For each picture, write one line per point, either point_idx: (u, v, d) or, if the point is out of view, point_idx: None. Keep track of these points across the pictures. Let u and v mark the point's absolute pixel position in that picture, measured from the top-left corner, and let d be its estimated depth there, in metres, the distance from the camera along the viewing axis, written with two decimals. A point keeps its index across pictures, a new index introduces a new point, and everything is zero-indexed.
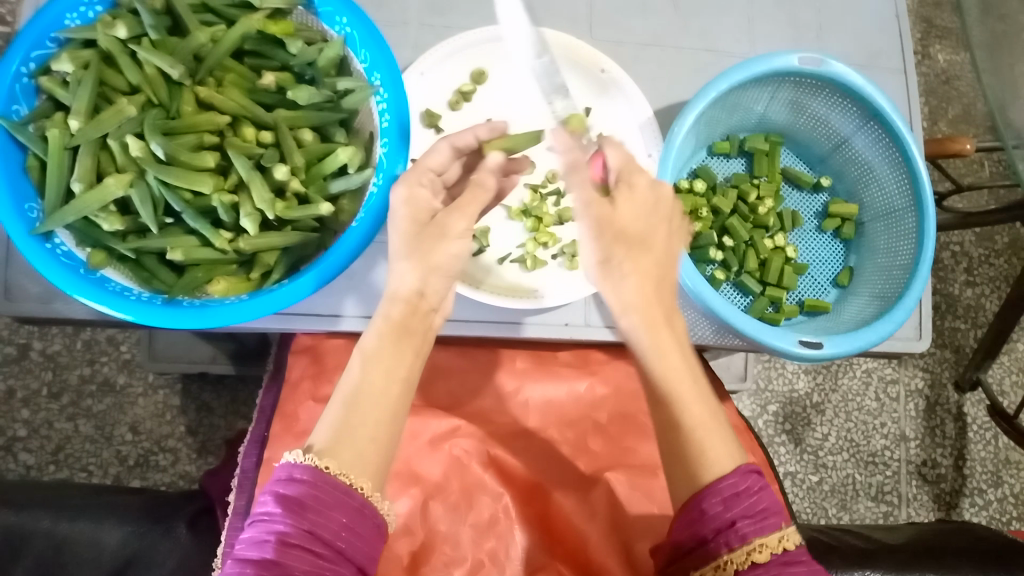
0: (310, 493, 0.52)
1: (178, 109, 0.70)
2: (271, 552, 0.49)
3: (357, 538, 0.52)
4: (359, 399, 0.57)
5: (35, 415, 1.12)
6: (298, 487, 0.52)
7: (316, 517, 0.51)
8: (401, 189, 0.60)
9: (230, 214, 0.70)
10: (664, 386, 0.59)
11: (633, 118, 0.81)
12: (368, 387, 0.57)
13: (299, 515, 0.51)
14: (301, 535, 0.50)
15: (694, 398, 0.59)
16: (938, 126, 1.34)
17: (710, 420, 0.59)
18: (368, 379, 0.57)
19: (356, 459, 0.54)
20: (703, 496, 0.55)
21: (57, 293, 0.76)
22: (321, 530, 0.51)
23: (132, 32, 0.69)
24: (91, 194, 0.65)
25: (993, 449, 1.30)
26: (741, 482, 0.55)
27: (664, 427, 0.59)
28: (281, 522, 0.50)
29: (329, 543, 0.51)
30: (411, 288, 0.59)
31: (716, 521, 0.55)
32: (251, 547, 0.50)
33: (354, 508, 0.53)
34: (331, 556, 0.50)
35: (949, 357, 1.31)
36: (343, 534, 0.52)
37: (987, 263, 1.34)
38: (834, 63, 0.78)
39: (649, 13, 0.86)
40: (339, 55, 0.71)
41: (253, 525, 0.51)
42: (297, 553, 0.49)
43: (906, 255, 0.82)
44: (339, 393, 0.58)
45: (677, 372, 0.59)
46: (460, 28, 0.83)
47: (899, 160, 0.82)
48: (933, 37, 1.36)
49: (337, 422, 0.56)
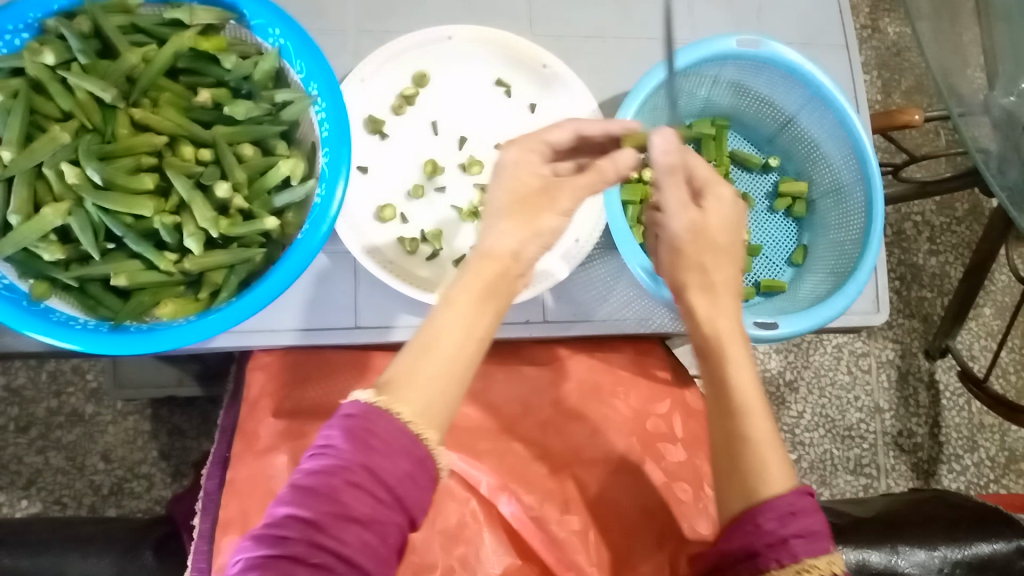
0: (378, 431, 0.49)
1: (113, 133, 0.69)
2: (334, 486, 0.47)
3: (416, 487, 0.49)
4: (432, 346, 0.53)
5: (4, 451, 1.10)
6: (368, 421, 0.49)
7: (380, 459, 0.48)
8: (514, 150, 0.59)
9: (173, 235, 0.69)
10: (738, 399, 0.59)
11: (577, 111, 0.81)
12: (448, 336, 0.53)
13: (365, 452, 0.48)
14: (365, 474, 0.47)
15: (763, 415, 0.59)
16: (892, 98, 1.35)
17: (772, 436, 0.59)
18: (442, 326, 0.53)
19: (426, 408, 0.50)
20: (758, 511, 0.55)
21: (4, 328, 0.75)
22: (384, 473, 0.48)
23: (61, 58, 0.68)
24: (28, 224, 0.64)
25: (967, 415, 1.31)
26: (798, 501, 0.55)
27: (728, 440, 0.59)
28: (346, 455, 0.48)
29: (390, 488, 0.48)
30: (508, 249, 0.56)
31: (769, 536, 0.54)
32: (308, 476, 0.47)
33: (419, 455, 0.49)
34: (389, 502, 0.48)
35: (917, 326, 1.32)
36: (403, 481, 0.49)
37: (950, 231, 1.35)
38: (771, 42, 0.79)
39: (588, 4, 0.85)
40: (275, 68, 0.71)
41: (314, 454, 0.48)
42: (358, 493, 0.47)
43: (857, 229, 0.83)
44: (414, 339, 0.54)
45: (747, 397, 0.60)
46: (398, 32, 0.82)
47: (842, 136, 0.82)
48: (881, 10, 1.37)
49: (413, 366, 0.52)
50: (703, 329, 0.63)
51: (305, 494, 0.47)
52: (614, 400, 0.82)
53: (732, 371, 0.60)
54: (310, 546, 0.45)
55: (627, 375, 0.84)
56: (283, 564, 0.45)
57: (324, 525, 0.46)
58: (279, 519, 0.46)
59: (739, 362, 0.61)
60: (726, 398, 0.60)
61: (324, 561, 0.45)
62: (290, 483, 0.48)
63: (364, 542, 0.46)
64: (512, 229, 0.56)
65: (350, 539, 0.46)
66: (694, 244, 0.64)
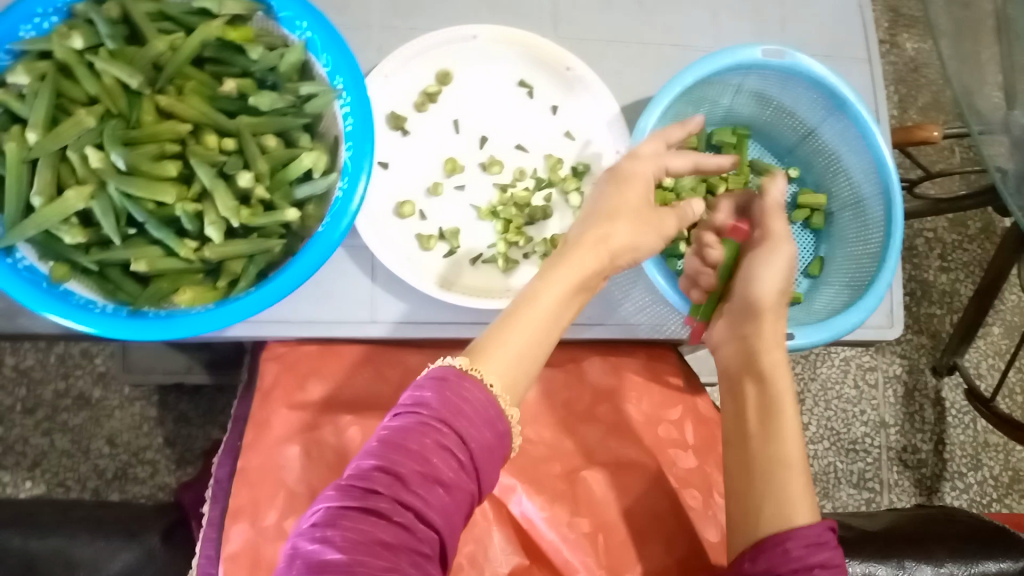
0: (465, 398, 0.54)
1: (138, 119, 0.69)
2: (421, 447, 0.51)
3: (490, 459, 0.54)
4: (528, 327, 0.61)
5: (10, 432, 1.10)
6: (458, 387, 0.54)
7: (464, 425, 0.53)
8: (636, 163, 0.68)
9: (194, 223, 0.69)
10: (776, 423, 0.69)
11: (601, 114, 0.81)
12: (542, 319, 0.61)
13: (451, 417, 0.53)
14: (451, 437, 0.52)
15: (796, 443, 0.68)
16: (908, 114, 1.35)
17: (801, 461, 0.68)
18: (539, 308, 0.61)
19: (509, 379, 0.58)
20: (787, 538, 0.61)
21: (21, 308, 0.75)
22: (466, 439, 0.53)
23: (88, 42, 0.68)
24: (51, 207, 0.64)
25: (972, 433, 1.31)
26: (823, 534, 0.62)
27: (765, 458, 0.67)
28: (434, 420, 0.52)
29: (469, 455, 0.53)
30: (624, 243, 0.65)
31: (797, 562, 0.60)
32: (398, 433, 0.52)
33: (500, 428, 0.55)
34: (467, 467, 0.53)
35: (925, 342, 1.32)
36: (481, 451, 0.54)
37: (961, 249, 1.35)
38: (796, 53, 0.79)
39: (613, 8, 0.86)
40: (301, 60, 0.71)
41: (404, 414, 0.53)
42: (443, 455, 0.51)
43: (875, 243, 0.83)
44: (507, 312, 0.62)
45: (787, 422, 0.69)
46: (423, 30, 0.82)
47: (863, 149, 0.83)
48: (900, 26, 1.37)
49: (511, 343, 0.59)
50: (762, 359, 0.72)
51: (393, 450, 0.51)
52: (626, 405, 0.82)
53: (779, 400, 0.70)
54: (394, 502, 0.49)
55: (640, 379, 0.84)
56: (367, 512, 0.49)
57: (410, 482, 0.50)
58: (365, 472, 0.50)
59: (784, 390, 0.71)
60: (768, 419, 0.69)
61: (406, 514, 0.49)
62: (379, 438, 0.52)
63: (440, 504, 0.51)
64: (635, 230, 0.66)
65: (432, 498, 0.50)
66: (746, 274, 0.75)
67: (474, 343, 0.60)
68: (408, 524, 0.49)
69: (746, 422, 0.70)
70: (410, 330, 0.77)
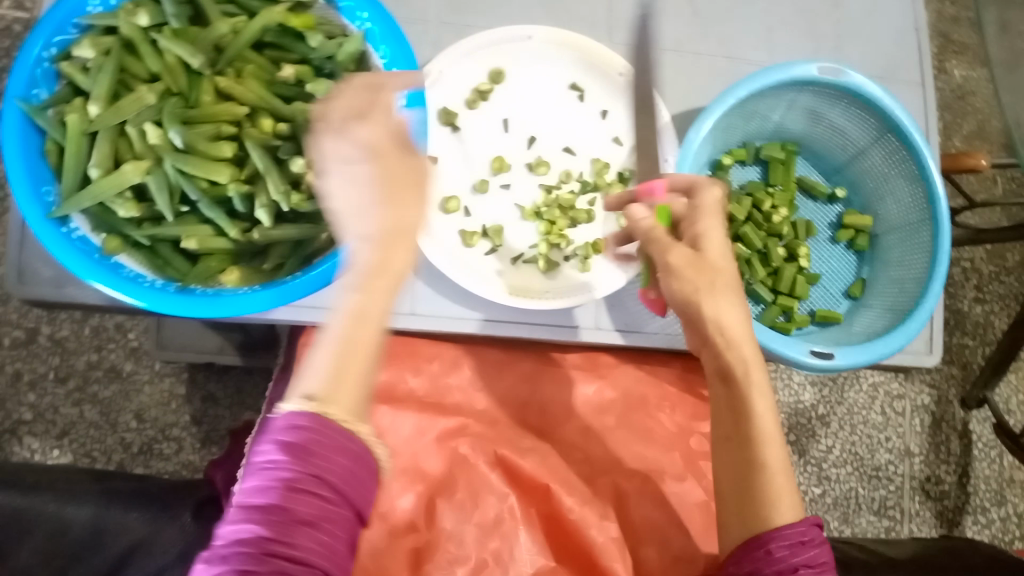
0: (318, 439, 0.47)
1: (197, 99, 0.71)
2: (276, 498, 0.45)
3: (359, 483, 0.48)
4: (360, 343, 0.50)
5: (41, 399, 1.12)
6: (311, 433, 0.47)
7: (320, 462, 0.46)
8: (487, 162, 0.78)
9: (245, 204, 0.70)
10: (756, 428, 0.60)
11: (652, 122, 0.81)
12: (356, 331, 0.51)
13: (304, 460, 0.46)
14: (309, 481, 0.45)
15: (776, 443, 0.60)
16: (952, 141, 1.33)
17: (787, 464, 0.59)
18: (362, 320, 0.51)
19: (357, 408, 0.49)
20: (770, 538, 0.55)
21: (70, 278, 0.76)
22: (327, 475, 0.46)
23: (154, 20, 0.69)
24: (107, 179, 0.66)
25: (997, 468, 1.29)
26: (808, 532, 0.56)
27: (742, 467, 0.59)
28: (284, 468, 0.45)
29: (334, 488, 0.46)
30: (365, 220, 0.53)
31: (780, 564, 0.54)
32: (254, 495, 0.45)
33: (355, 451, 0.48)
34: (334, 500, 0.46)
35: (956, 373, 1.30)
36: (347, 478, 0.47)
37: (998, 281, 1.33)
38: (853, 73, 0.78)
39: (668, 17, 0.86)
40: (358, 50, 0.70)
41: (255, 471, 0.46)
42: (305, 498, 0.45)
43: (918, 269, 0.82)
44: (327, 338, 0.51)
45: (766, 426, 0.60)
46: (479, 27, 0.83)
47: (915, 174, 0.82)
48: (950, 52, 1.36)
49: (331, 366, 0.49)
50: (726, 356, 0.61)
51: (253, 510, 0.45)
52: (658, 415, 0.82)
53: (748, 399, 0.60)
54: (265, 557, 0.44)
55: (674, 391, 0.84)
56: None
57: (277, 534, 0.44)
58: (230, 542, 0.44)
59: (758, 389, 0.61)
60: (742, 423, 0.60)
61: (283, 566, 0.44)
62: (240, 499, 0.46)
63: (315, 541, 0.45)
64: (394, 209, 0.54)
65: (304, 542, 0.44)
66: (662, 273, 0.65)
67: (304, 381, 0.50)
68: (288, 572, 0.44)
69: (724, 427, 0.62)
70: (446, 324, 0.78)
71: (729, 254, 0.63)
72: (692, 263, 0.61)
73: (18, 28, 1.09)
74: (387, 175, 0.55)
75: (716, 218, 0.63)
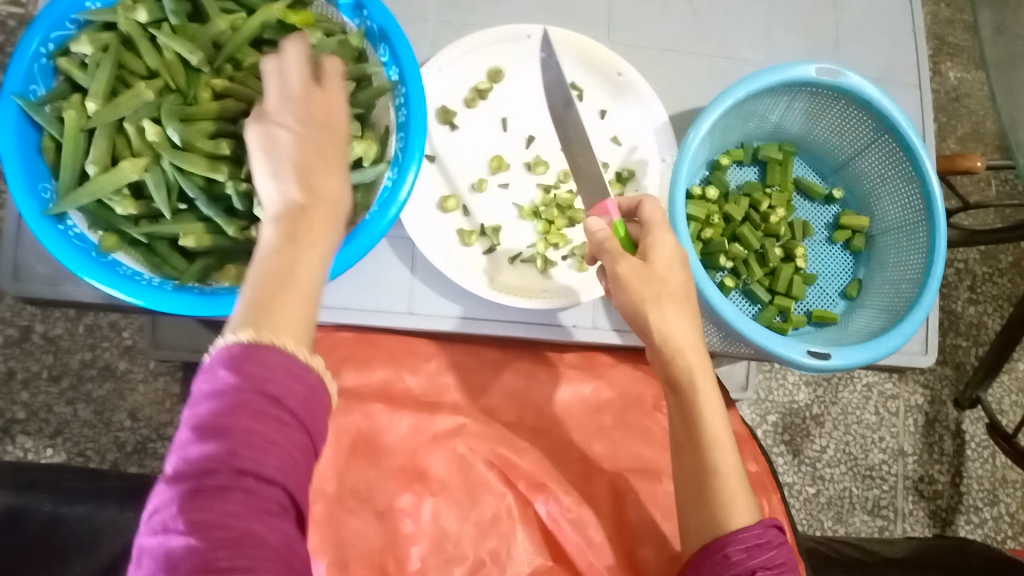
0: (266, 359, 0.42)
1: (195, 96, 0.70)
2: (223, 416, 0.40)
3: (311, 402, 0.44)
4: (292, 283, 0.46)
5: (35, 398, 1.11)
6: (255, 352, 0.42)
7: (267, 378, 0.42)
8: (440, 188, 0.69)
9: (244, 203, 0.69)
10: (708, 433, 0.60)
11: (650, 122, 0.81)
12: (282, 266, 0.46)
13: (253, 378, 0.41)
14: (261, 402, 0.41)
15: (729, 446, 0.60)
16: (946, 143, 1.34)
17: (738, 469, 0.60)
18: (285, 258, 0.46)
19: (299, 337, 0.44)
20: (727, 541, 0.56)
21: (66, 276, 0.76)
22: (278, 394, 0.42)
23: (153, 16, 0.68)
24: (105, 176, 0.65)
25: (990, 468, 1.30)
26: (763, 534, 0.57)
27: (695, 471, 0.60)
28: (233, 387, 0.41)
29: (283, 403, 0.42)
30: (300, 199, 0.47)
31: (739, 567, 0.55)
32: (201, 416, 0.41)
33: (307, 375, 0.44)
34: (289, 421, 0.42)
35: (949, 373, 1.31)
36: (301, 398, 0.43)
37: (991, 282, 1.34)
38: (850, 74, 0.79)
39: (667, 17, 0.86)
40: (359, 47, 0.71)
41: (198, 395, 0.42)
42: (258, 419, 0.41)
43: (914, 270, 0.83)
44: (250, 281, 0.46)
45: (715, 427, 0.60)
46: (478, 26, 0.83)
47: (911, 174, 0.82)
48: (945, 54, 1.36)
49: (254, 301, 0.44)
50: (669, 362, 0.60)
51: (204, 432, 0.40)
52: (655, 414, 0.83)
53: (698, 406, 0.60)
54: (220, 478, 0.39)
55: None
56: (199, 501, 0.39)
57: (228, 453, 0.40)
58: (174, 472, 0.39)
59: (708, 395, 0.60)
60: (694, 428, 0.60)
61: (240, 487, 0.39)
62: (187, 425, 0.41)
63: (269, 457, 0.40)
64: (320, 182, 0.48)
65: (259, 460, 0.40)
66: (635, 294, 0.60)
67: (233, 322, 0.45)
68: (249, 495, 0.39)
69: (680, 429, 0.62)
70: (442, 323, 0.78)
71: (680, 265, 0.62)
72: (642, 274, 0.60)
73: (13, 24, 1.09)
74: (307, 145, 0.49)
75: (665, 229, 0.62)
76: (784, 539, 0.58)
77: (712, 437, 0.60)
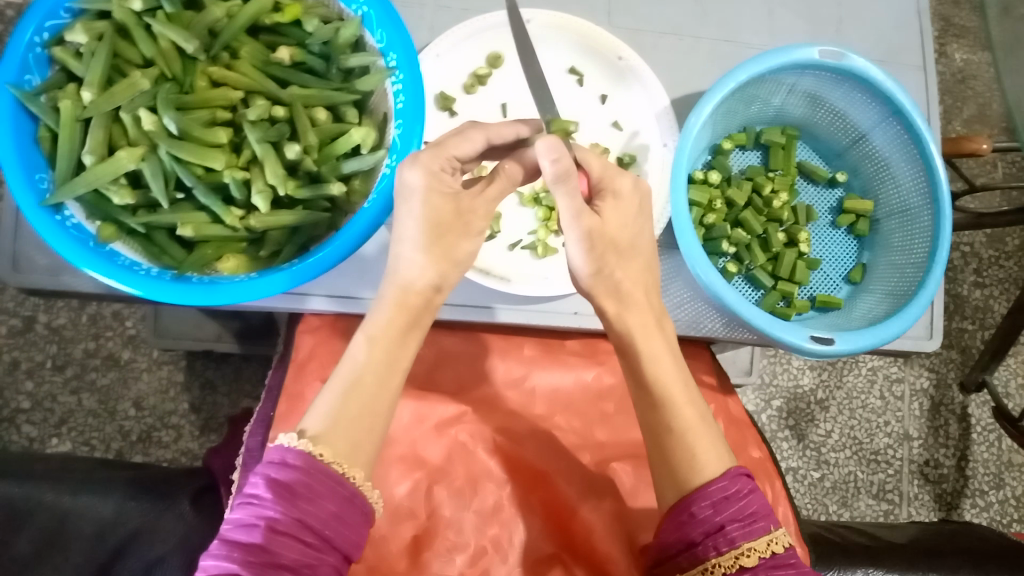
0: (309, 481, 0.52)
1: (191, 84, 0.70)
2: (260, 537, 0.50)
3: (344, 525, 0.53)
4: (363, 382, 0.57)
5: (39, 388, 1.12)
6: (296, 476, 0.52)
7: (306, 505, 0.51)
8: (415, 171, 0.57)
9: (242, 191, 0.69)
10: (659, 391, 0.60)
11: (650, 107, 0.80)
12: (369, 375, 0.57)
13: (290, 502, 0.51)
14: (291, 524, 0.51)
15: (686, 401, 0.61)
16: (952, 125, 1.33)
17: (701, 421, 0.61)
18: (369, 366, 0.58)
19: (350, 449, 0.55)
20: (692, 499, 0.57)
21: (65, 266, 0.76)
22: (310, 518, 0.51)
23: (147, 5, 0.68)
24: (102, 165, 0.65)
25: (996, 451, 1.29)
26: (730, 486, 0.57)
27: (655, 431, 0.61)
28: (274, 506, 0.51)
29: (317, 531, 0.51)
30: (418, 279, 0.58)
31: (705, 524, 0.56)
32: (238, 529, 0.51)
33: (345, 494, 0.53)
34: (315, 544, 0.51)
35: (955, 357, 1.30)
36: (331, 522, 0.52)
37: (997, 265, 1.33)
38: (854, 56, 0.78)
39: (668, 0, 0.85)
40: (355, 36, 0.69)
41: (239, 507, 0.52)
42: (286, 540, 0.50)
43: (920, 253, 0.82)
44: (335, 377, 0.57)
45: (669, 387, 0.61)
46: (476, 11, 0.82)
47: (916, 157, 0.81)
48: (950, 35, 1.35)
49: (334, 408, 0.56)
50: (615, 327, 0.62)
51: (236, 550, 0.50)
52: None
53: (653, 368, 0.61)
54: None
55: None
56: None
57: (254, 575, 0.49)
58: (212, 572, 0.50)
59: (657, 355, 0.61)
60: (651, 386, 0.61)
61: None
62: (221, 539, 0.51)
63: None
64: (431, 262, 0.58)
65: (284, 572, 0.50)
66: (595, 251, 0.60)
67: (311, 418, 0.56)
68: None
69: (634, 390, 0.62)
70: (444, 312, 0.77)
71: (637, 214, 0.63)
72: (597, 233, 0.60)
73: (10, 13, 1.09)
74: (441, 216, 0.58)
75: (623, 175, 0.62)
76: (754, 486, 0.59)
77: (674, 397, 0.61)
